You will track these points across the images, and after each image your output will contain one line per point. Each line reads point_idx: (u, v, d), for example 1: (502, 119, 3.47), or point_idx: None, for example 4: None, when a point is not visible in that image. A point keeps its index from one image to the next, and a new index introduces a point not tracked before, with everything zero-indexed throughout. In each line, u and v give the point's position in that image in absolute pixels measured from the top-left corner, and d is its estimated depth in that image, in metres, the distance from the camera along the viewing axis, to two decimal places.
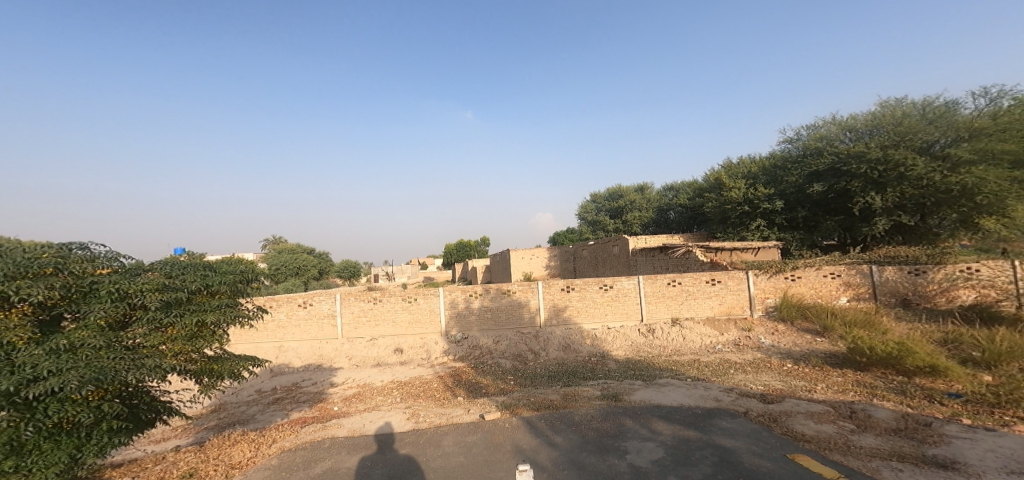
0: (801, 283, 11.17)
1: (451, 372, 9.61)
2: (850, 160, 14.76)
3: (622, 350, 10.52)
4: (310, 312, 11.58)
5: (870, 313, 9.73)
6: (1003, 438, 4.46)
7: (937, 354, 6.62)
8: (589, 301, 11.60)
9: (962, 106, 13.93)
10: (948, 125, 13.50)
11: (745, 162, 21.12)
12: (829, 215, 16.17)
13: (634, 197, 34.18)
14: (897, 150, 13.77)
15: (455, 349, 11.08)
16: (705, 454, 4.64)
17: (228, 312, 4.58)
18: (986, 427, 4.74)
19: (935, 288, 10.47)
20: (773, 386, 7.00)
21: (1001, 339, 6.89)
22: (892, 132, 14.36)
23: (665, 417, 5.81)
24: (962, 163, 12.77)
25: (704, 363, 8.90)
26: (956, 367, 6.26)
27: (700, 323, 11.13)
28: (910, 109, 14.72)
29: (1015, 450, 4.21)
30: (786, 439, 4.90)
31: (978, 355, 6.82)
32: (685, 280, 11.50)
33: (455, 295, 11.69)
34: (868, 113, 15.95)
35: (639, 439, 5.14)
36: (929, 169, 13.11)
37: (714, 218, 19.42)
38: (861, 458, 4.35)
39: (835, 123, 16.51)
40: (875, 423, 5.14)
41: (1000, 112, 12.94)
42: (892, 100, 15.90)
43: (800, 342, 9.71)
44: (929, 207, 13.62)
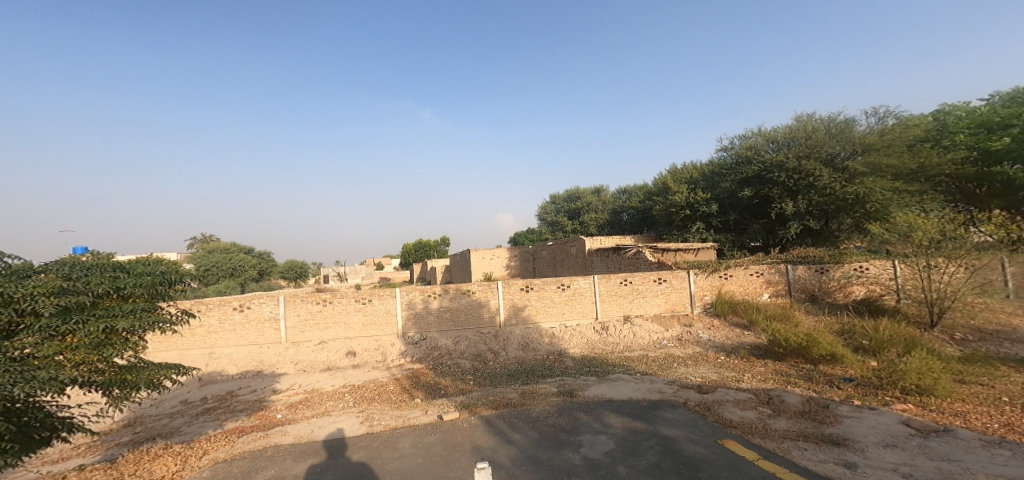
0: (732, 281, 11.98)
1: (408, 374, 9.60)
2: (772, 169, 15.92)
3: (579, 347, 10.86)
4: (248, 316, 11.15)
5: (786, 307, 10.72)
6: (882, 415, 5.09)
7: (836, 343, 7.40)
8: (547, 301, 11.88)
9: (857, 124, 15.46)
10: (847, 140, 15.03)
11: (688, 167, 22.22)
12: (753, 219, 17.32)
13: (590, 199, 35.10)
14: (808, 161, 15.09)
15: (412, 350, 11.01)
16: (650, 444, 4.97)
17: (144, 316, 4.42)
18: (870, 407, 5.36)
19: (834, 284, 11.69)
20: (709, 378, 7.54)
21: (884, 329, 7.79)
22: (804, 144, 15.59)
23: (615, 411, 6.13)
24: (857, 174, 14.47)
25: (652, 358, 9.40)
26: (849, 355, 7.07)
27: (648, 321, 11.66)
28: (818, 124, 15.94)
29: (894, 426, 4.79)
30: (718, 426, 5.34)
31: (867, 343, 7.64)
32: (635, 280, 12.00)
33: (413, 295, 11.65)
34: (786, 126, 16.97)
35: (592, 432, 5.40)
36: (832, 179, 14.56)
37: (661, 220, 20.18)
38: (775, 440, 4.82)
39: (761, 134, 17.32)
40: (786, 407, 5.67)
41: (887, 131, 14.74)
42: (805, 115, 17.15)
43: (731, 336, 10.47)
44: (831, 212, 15.06)
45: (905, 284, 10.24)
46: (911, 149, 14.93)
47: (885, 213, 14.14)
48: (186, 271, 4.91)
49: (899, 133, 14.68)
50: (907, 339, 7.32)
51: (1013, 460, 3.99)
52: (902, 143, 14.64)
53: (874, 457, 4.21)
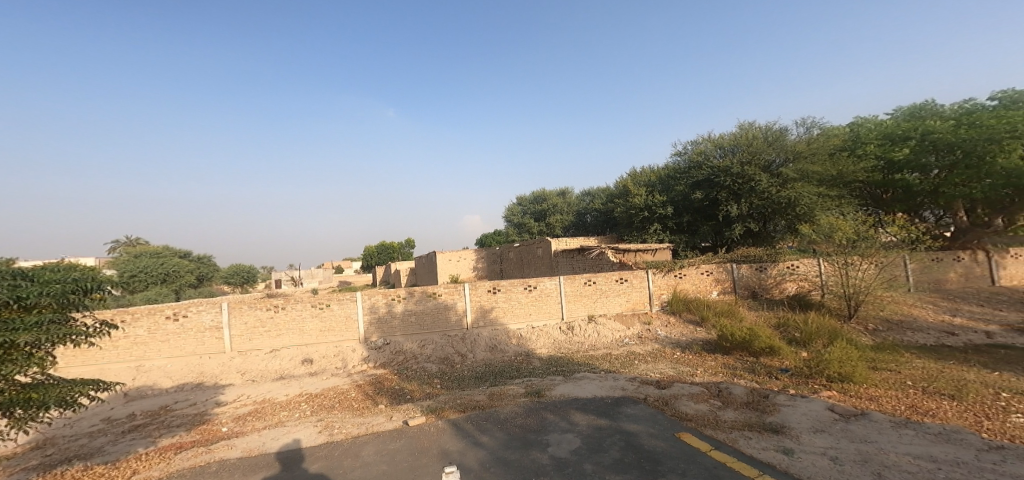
0: (686, 280, 12.51)
1: (371, 380, 9.46)
2: (720, 173, 16.72)
3: (546, 348, 11.03)
4: (184, 325, 10.61)
5: (730, 303, 11.49)
6: (812, 402, 5.50)
7: (773, 336, 7.92)
8: (514, 302, 11.98)
9: (787, 133, 16.55)
10: (781, 148, 16.26)
11: (646, 170, 22.96)
12: (704, 221, 18.17)
13: (556, 201, 35.55)
14: (749, 166, 16.18)
15: (375, 355, 10.85)
16: (614, 440, 5.14)
17: (50, 331, 4.03)
18: (801, 395, 5.77)
19: (772, 281, 12.56)
20: (667, 373, 7.85)
21: (812, 322, 8.39)
22: (745, 150, 16.62)
23: (581, 409, 6.30)
24: (789, 179, 15.75)
25: (616, 356, 9.69)
26: (784, 347, 7.57)
27: (611, 319, 11.97)
28: (757, 132, 17.03)
29: (822, 412, 5.18)
30: (675, 419, 5.59)
31: (799, 336, 8.22)
32: (599, 279, 12.30)
33: (376, 298, 11.49)
34: (730, 132, 17.88)
35: (559, 431, 5.53)
36: (769, 184, 15.79)
37: (623, 222, 20.76)
38: (725, 430, 5.10)
39: (709, 140, 18.04)
40: (733, 399, 6.00)
41: (812, 140, 16.00)
42: (747, 123, 18.14)
43: (686, 333, 10.96)
44: (768, 215, 16.31)
45: (830, 280, 11.23)
46: (832, 156, 15.97)
47: (812, 216, 15.16)
48: (104, 278, 4.40)
49: (822, 142, 15.68)
50: (831, 330, 7.94)
51: (917, 438, 4.44)
52: (825, 151, 15.63)
53: (807, 442, 4.54)
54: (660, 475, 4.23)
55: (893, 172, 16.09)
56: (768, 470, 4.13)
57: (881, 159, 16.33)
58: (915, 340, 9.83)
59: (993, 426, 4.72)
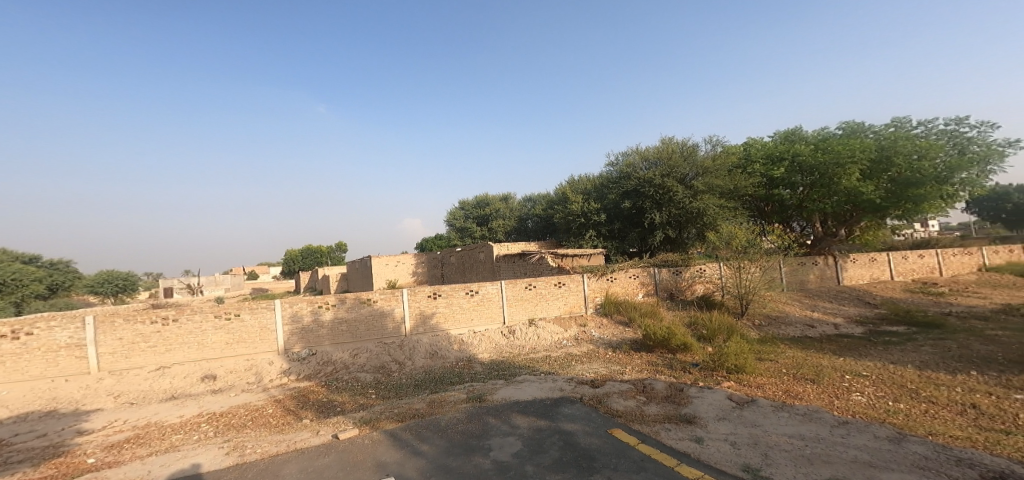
0: (616, 283, 13.25)
1: (294, 394, 8.82)
2: (644, 184, 17.91)
3: (487, 352, 11.13)
4: (33, 344, 8.61)
5: (653, 305, 12.59)
6: (716, 392, 6.10)
7: (686, 334, 8.71)
8: (456, 307, 11.92)
9: (697, 149, 18.20)
10: (693, 163, 17.76)
11: (583, 178, 23.84)
12: (631, 228, 19.11)
13: (498, 205, 35.73)
14: (667, 178, 17.50)
15: (298, 367, 9.99)
16: (554, 440, 5.32)
17: None
18: (706, 386, 6.38)
19: (686, 283, 13.97)
20: (601, 372, 8.25)
21: (714, 318, 9.47)
22: (664, 164, 17.93)
23: (521, 411, 6.46)
24: (699, 191, 17.29)
25: (554, 357, 10.00)
26: (695, 344, 8.40)
27: (550, 322, 12.34)
28: (674, 147, 18.46)
29: (723, 401, 5.77)
30: (607, 416, 5.91)
31: (706, 331, 9.13)
32: (539, 284, 12.63)
33: (300, 306, 10.49)
34: (655, 145, 19.10)
35: (500, 435, 5.63)
36: (684, 195, 17.19)
37: (561, 228, 21.47)
38: (649, 424, 5.49)
39: (635, 152, 19.15)
40: (656, 393, 6.47)
41: (716, 158, 17.85)
42: (668, 138, 19.54)
43: (618, 334, 11.58)
44: (683, 223, 17.73)
45: (728, 282, 12.65)
46: (732, 173, 18.24)
47: (715, 225, 17.07)
48: None
49: (719, 161, 17.77)
50: (729, 326, 9.02)
51: (791, 419, 5.10)
52: (725, 168, 17.80)
53: (713, 429, 5.02)
54: (594, 471, 4.46)
55: (772, 188, 19.00)
56: (685, 459, 4.52)
57: (765, 178, 19.19)
58: (796, 332, 11.34)
59: (839, 405, 5.70)
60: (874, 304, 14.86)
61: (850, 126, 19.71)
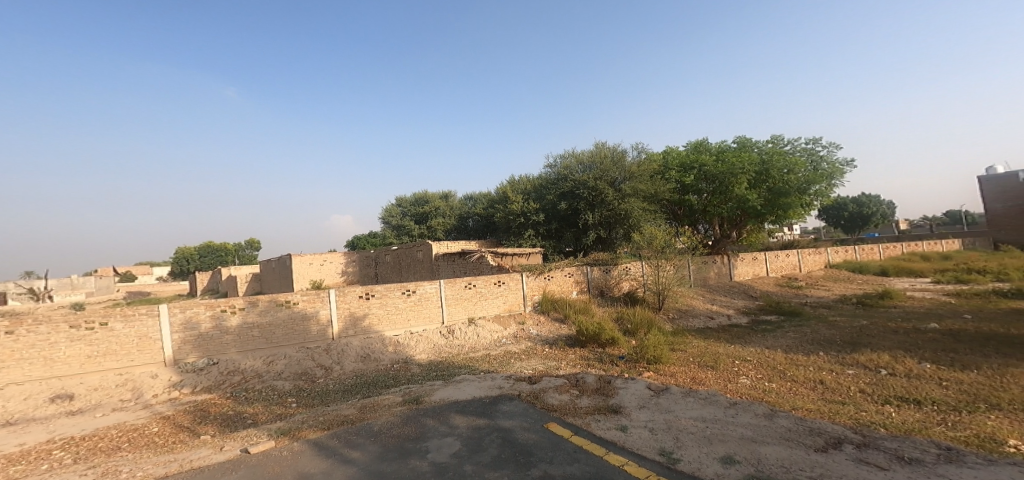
0: (553, 282, 13.68)
1: (188, 409, 7.66)
2: (579, 187, 18.56)
3: (426, 353, 10.89)
4: None
5: (587, 303, 13.20)
6: (638, 382, 6.52)
7: (614, 329, 9.25)
8: (391, 308, 11.44)
9: (626, 154, 19.20)
10: (622, 168, 18.69)
11: (524, 178, 24.15)
12: (568, 228, 19.84)
13: (438, 203, 35.23)
14: (599, 181, 18.30)
15: (193, 380, 8.79)
16: (492, 438, 5.40)
17: None
18: (629, 377, 6.79)
19: (614, 281, 14.83)
20: (538, 368, 8.46)
21: (636, 312, 10.19)
22: (598, 168, 18.72)
23: (460, 411, 6.48)
24: (628, 194, 18.28)
25: (494, 356, 10.10)
26: (621, 337, 8.94)
27: (489, 321, 12.42)
28: (607, 152, 19.32)
29: (643, 390, 6.18)
30: (544, 411, 6.10)
31: (631, 325, 9.75)
32: (478, 283, 12.66)
33: (197, 311, 9.28)
34: (590, 149, 19.82)
35: (438, 436, 5.62)
36: (614, 197, 18.09)
37: (501, 227, 21.63)
38: (582, 416, 5.74)
39: (572, 155, 19.76)
40: (587, 387, 6.77)
41: (641, 164, 19.01)
42: (601, 143, 20.35)
43: (555, 330, 11.94)
44: (613, 224, 18.63)
45: (647, 280, 13.54)
46: (653, 179, 19.54)
47: (639, 226, 18.12)
48: None
49: (643, 167, 18.90)
50: (649, 319, 9.76)
51: (694, 403, 5.61)
52: (648, 173, 18.99)
53: (636, 418, 5.36)
54: (531, 465, 4.61)
55: (683, 194, 21.02)
56: (613, 448, 4.78)
57: (678, 184, 20.77)
58: (703, 324, 12.39)
59: (733, 388, 6.38)
60: (755, 297, 16.63)
61: (742, 139, 22.35)
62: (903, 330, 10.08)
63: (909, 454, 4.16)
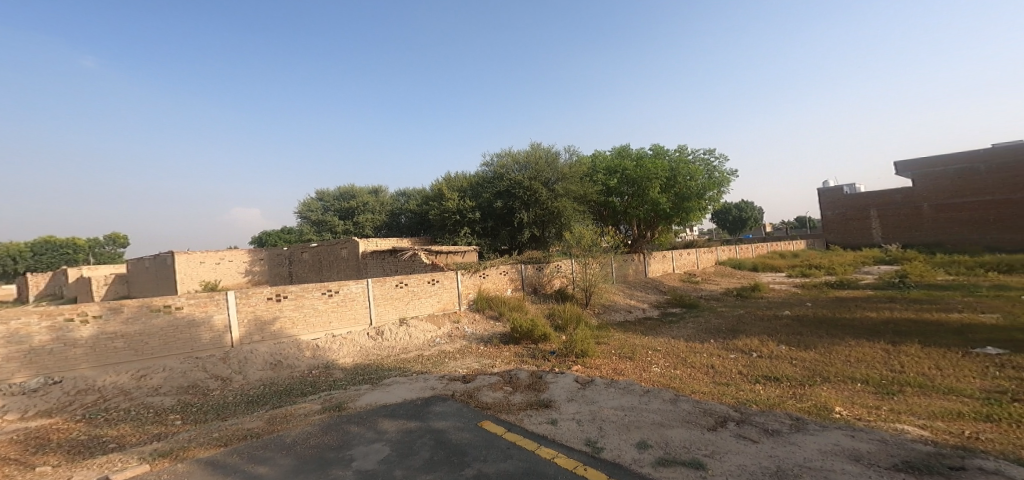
0: (488, 280, 13.85)
1: (20, 438, 6.10)
2: (515, 186, 18.86)
3: (351, 356, 10.21)
4: None
5: (521, 300, 13.49)
6: (567, 376, 6.77)
7: (545, 325, 9.55)
8: (308, 310, 10.59)
9: (557, 156, 19.79)
10: (555, 169, 19.23)
11: (460, 176, 24.03)
12: (503, 226, 19.97)
13: (366, 198, 33.92)
14: (533, 181, 18.68)
15: (23, 403, 7.01)
16: (424, 441, 5.36)
17: None
18: (560, 372, 7.04)
19: (546, 278, 15.31)
20: (472, 367, 8.49)
21: (566, 309, 10.59)
22: (532, 168, 19.12)
23: (389, 415, 6.35)
24: (561, 195, 18.86)
25: (427, 356, 9.98)
26: (553, 334, 9.25)
27: (423, 320, 12.20)
28: (540, 153, 19.78)
29: (572, 383, 6.43)
30: (477, 410, 6.14)
31: (561, 321, 10.11)
32: (410, 281, 12.32)
33: (29, 321, 7.52)
34: (525, 150, 20.20)
35: (365, 443, 5.46)
36: (547, 197, 18.57)
37: (435, 225, 21.35)
38: (515, 412, 5.86)
39: (508, 155, 20.05)
40: (520, 383, 6.91)
41: (573, 166, 19.70)
42: (537, 144, 20.79)
43: (490, 328, 12.04)
44: (546, 223, 19.10)
45: (575, 277, 14.12)
46: (582, 180, 20.25)
47: (570, 225, 18.76)
48: None
49: (575, 169, 19.59)
50: (578, 314, 10.19)
51: (616, 392, 5.94)
52: (578, 175, 19.71)
53: (565, 410, 5.57)
54: (465, 465, 4.63)
55: (608, 196, 21.94)
56: (545, 442, 4.92)
57: (604, 187, 21.70)
58: (625, 317, 13.14)
59: (650, 376, 6.84)
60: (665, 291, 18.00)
61: (657, 146, 23.95)
62: (765, 316, 11.59)
63: (770, 427, 4.83)
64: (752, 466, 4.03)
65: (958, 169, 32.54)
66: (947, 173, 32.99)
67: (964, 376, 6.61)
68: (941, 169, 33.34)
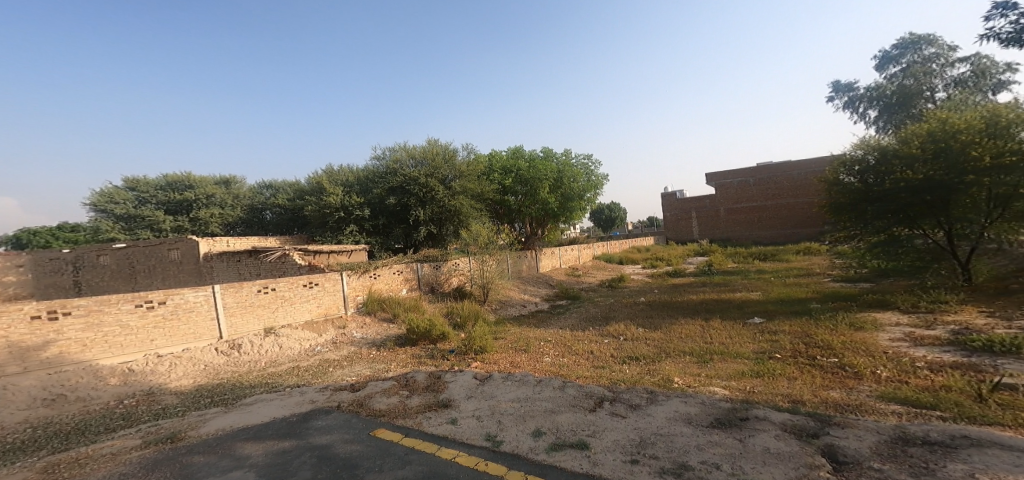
0: (380, 280, 13.22)
1: None
2: (411, 182, 18.32)
3: (187, 379, 8.54)
4: None
5: (417, 300, 13.23)
6: (466, 374, 6.80)
7: (445, 325, 9.46)
8: (111, 328, 8.59)
9: (456, 154, 19.70)
10: (453, 167, 19.11)
11: (344, 170, 22.50)
12: (397, 224, 19.25)
13: (211, 190, 28.46)
14: (430, 178, 18.31)
15: None
16: (303, 459, 4.92)
17: None
18: (457, 370, 7.04)
19: (445, 276, 15.24)
20: (362, 374, 8.01)
21: (465, 307, 10.62)
22: (429, 165, 18.75)
23: (256, 437, 5.69)
24: (458, 192, 18.76)
25: (304, 367, 9.13)
26: (452, 332, 9.22)
27: (297, 329, 11.03)
28: (439, 149, 19.50)
29: (471, 380, 6.49)
30: (369, 418, 5.83)
31: (460, 319, 10.11)
32: (278, 286, 11.02)
33: None
34: (422, 146, 19.76)
35: (221, 472, 4.81)
36: (445, 194, 18.32)
37: (314, 221, 19.58)
38: (412, 416, 5.70)
39: (403, 150, 19.45)
40: (418, 385, 6.74)
41: (471, 165, 19.77)
42: (434, 140, 20.46)
43: (381, 331, 11.49)
44: (443, 220, 18.83)
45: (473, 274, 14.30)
46: (479, 179, 20.37)
47: (468, 223, 18.74)
48: None
49: (473, 168, 19.69)
50: (476, 311, 10.30)
51: (514, 385, 6.15)
52: (475, 173, 19.79)
53: (464, 408, 5.60)
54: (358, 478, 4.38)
55: (503, 194, 22.52)
56: (445, 443, 4.89)
57: (500, 185, 22.28)
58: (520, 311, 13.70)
59: (544, 367, 7.20)
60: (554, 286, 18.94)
61: (547, 149, 25.25)
62: (626, 304, 13.04)
63: (633, 402, 5.51)
64: (625, 440, 4.57)
65: (739, 181, 40.21)
66: (733, 184, 40.47)
67: (742, 342, 8.41)
68: (731, 181, 40.63)
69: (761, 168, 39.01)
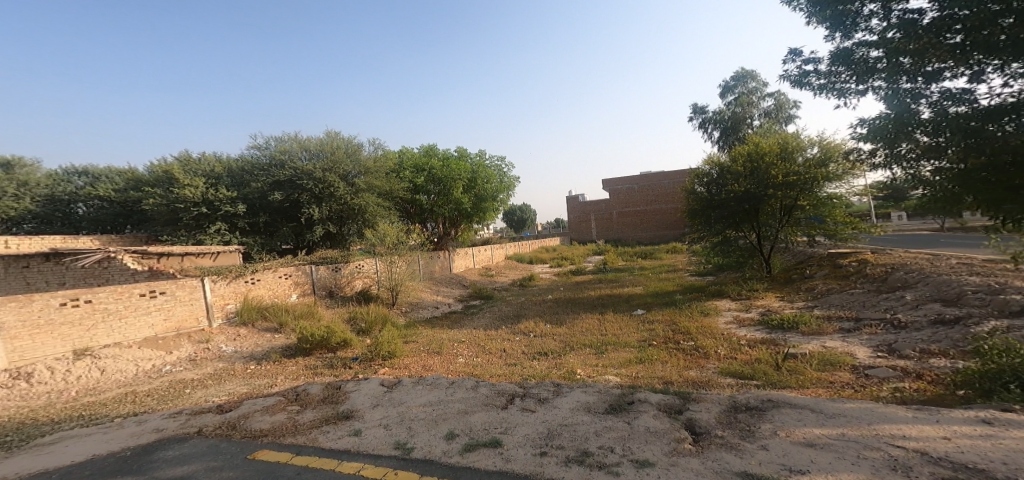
0: (260, 285, 11.83)
1: None
2: (303, 176, 16.51)
3: None
4: None
5: (311, 306, 11.98)
6: (369, 382, 6.33)
7: (347, 332, 8.72)
8: None
9: (361, 149, 18.22)
10: (357, 162, 17.63)
11: (213, 158, 19.53)
12: (284, 222, 17.35)
13: None
14: (327, 173, 16.70)
15: None
16: None
17: None
18: (359, 379, 6.52)
19: (344, 280, 14.13)
20: (236, 393, 6.94)
21: (370, 312, 9.91)
22: (328, 158, 17.13)
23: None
24: (361, 190, 17.34)
25: (148, 392, 7.52)
26: (354, 339, 8.54)
27: (132, 347, 9.02)
28: (341, 142, 17.90)
29: (377, 388, 6.07)
30: (246, 441, 5.06)
31: (364, 325, 9.41)
32: (100, 297, 8.88)
33: None
34: (319, 137, 18.00)
35: None
36: (346, 191, 16.87)
37: (162, 218, 16.50)
38: (304, 433, 5.11)
39: (294, 140, 17.57)
40: (312, 398, 6.08)
41: (377, 161, 18.41)
42: (334, 132, 18.74)
43: (261, 343, 10.11)
44: (342, 219, 17.32)
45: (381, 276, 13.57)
46: (388, 176, 19.08)
47: (373, 223, 17.45)
48: None
49: (381, 164, 18.30)
50: (384, 316, 9.68)
51: (425, 389, 5.92)
52: (383, 170, 18.43)
53: (369, 418, 5.21)
54: None
55: (414, 193, 21.54)
56: (346, 457, 4.48)
57: (411, 184, 21.28)
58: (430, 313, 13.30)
59: (452, 368, 7.03)
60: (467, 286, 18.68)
61: (461, 150, 24.90)
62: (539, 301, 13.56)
63: (542, 396, 5.71)
64: (535, 434, 4.70)
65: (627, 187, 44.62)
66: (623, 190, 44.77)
67: (626, 332, 9.30)
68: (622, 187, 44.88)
69: (646, 177, 43.94)
